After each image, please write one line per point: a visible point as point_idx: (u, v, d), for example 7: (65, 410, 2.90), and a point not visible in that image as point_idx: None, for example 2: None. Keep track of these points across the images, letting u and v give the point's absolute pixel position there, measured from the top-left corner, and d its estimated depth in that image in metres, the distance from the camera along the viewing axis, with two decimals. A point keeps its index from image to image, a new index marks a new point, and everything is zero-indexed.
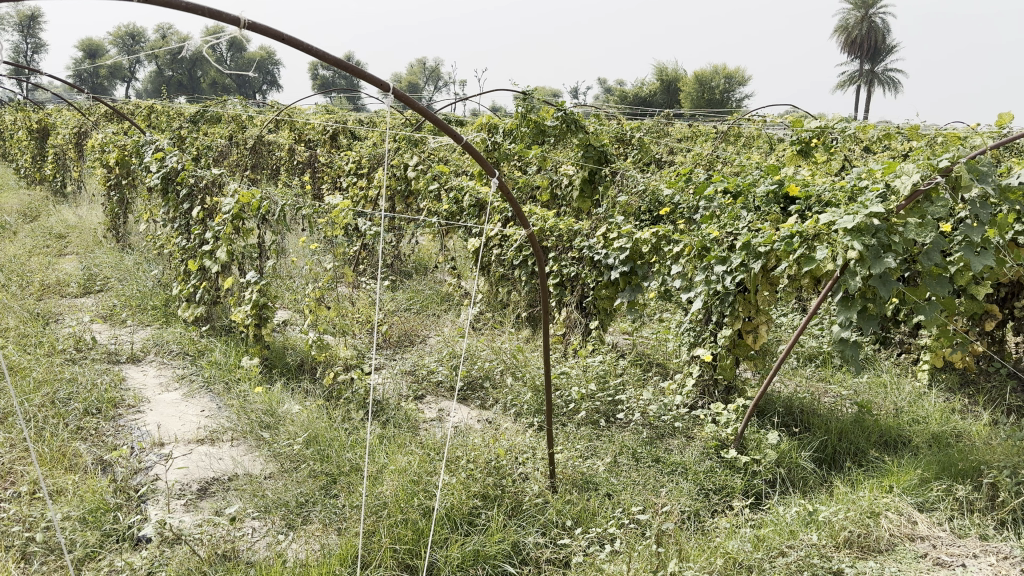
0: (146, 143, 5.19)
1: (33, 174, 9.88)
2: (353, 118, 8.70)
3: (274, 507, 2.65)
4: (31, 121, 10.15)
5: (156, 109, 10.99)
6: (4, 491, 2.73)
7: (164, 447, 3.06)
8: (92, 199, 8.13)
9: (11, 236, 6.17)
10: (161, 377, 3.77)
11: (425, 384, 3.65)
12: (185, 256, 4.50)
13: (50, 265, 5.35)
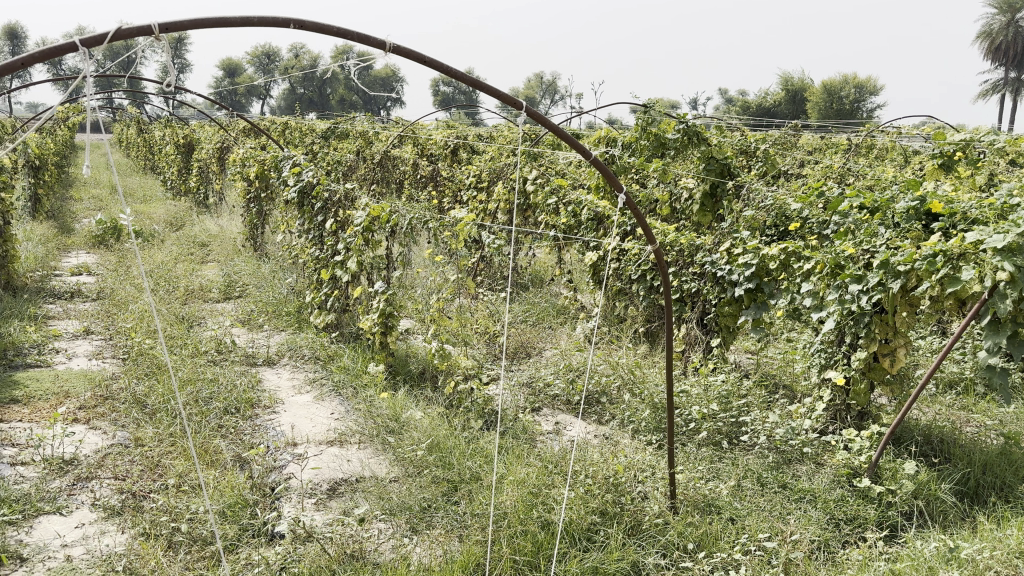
0: (283, 159, 5.49)
1: (180, 187, 10.61)
2: (475, 132, 8.91)
3: (399, 510, 2.71)
4: (179, 137, 10.94)
5: (289, 125, 11.58)
6: (153, 483, 2.93)
7: (296, 447, 3.21)
8: (231, 210, 8.67)
9: (160, 244, 6.65)
10: (294, 380, 3.96)
11: (542, 396, 3.66)
12: (318, 265, 4.72)
13: (195, 271, 5.73)
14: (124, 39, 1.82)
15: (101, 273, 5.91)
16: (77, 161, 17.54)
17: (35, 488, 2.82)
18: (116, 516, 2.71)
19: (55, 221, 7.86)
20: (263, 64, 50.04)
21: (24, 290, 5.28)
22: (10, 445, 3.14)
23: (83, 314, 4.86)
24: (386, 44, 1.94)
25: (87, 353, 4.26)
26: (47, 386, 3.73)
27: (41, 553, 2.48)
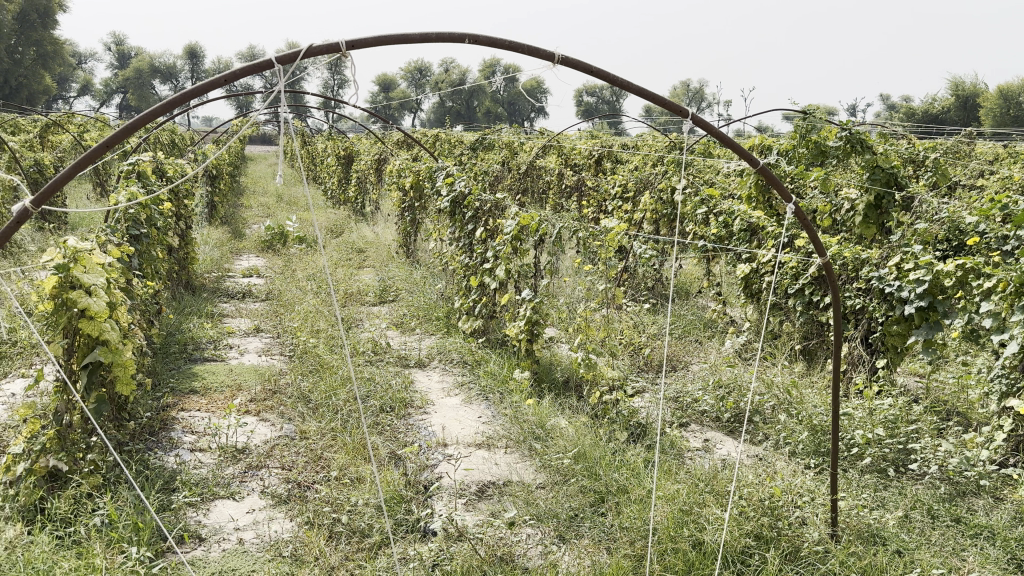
0: (437, 170, 5.71)
1: (340, 196, 11.28)
2: (621, 142, 8.91)
3: (547, 517, 2.72)
4: (339, 150, 11.63)
5: (440, 138, 12.02)
6: (316, 474, 3.10)
7: (447, 447, 3.32)
8: (385, 218, 9.09)
9: (321, 250, 7.08)
10: (444, 383, 4.10)
11: (690, 412, 3.59)
12: (467, 272, 4.87)
13: (353, 276, 6.06)
14: (313, 55, 1.99)
15: (269, 275, 6.35)
16: (250, 173, 18.99)
17: (212, 473, 3.05)
18: (283, 504, 2.88)
19: (229, 227, 8.54)
20: (416, 79, 52.40)
21: (203, 290, 5.76)
22: (191, 432, 3.42)
23: (254, 313, 5.23)
24: (555, 55, 2.01)
25: (257, 349, 4.57)
26: (223, 379, 4.04)
27: (218, 534, 2.68)
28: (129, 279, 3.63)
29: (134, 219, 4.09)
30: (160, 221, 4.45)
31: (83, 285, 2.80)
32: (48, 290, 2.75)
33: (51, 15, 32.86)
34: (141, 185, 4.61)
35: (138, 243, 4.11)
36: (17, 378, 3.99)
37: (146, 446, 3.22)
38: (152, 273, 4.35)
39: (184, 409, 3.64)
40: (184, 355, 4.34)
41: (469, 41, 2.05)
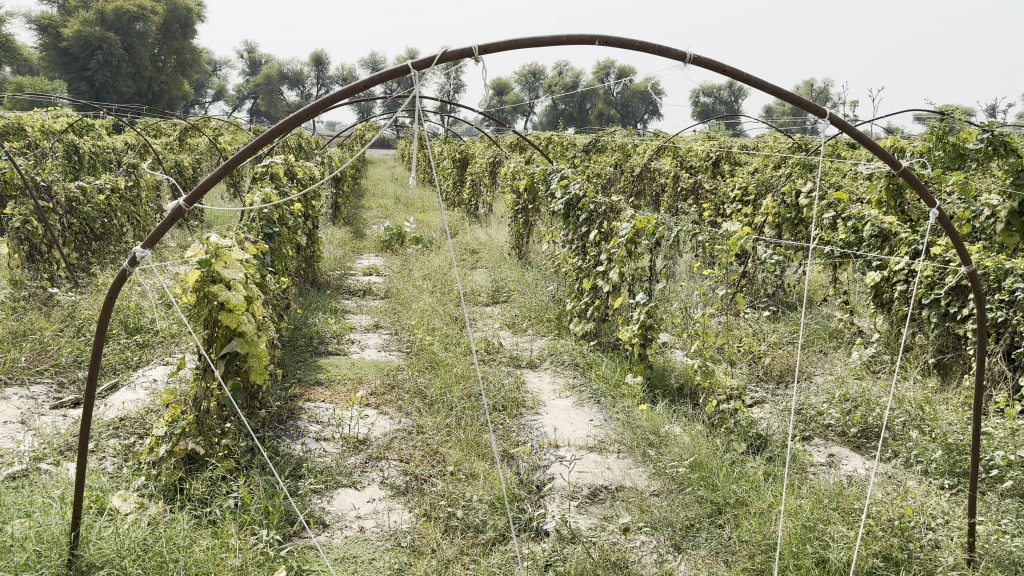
0: (551, 172, 5.76)
1: (455, 198, 11.55)
2: (739, 144, 8.72)
3: (662, 525, 2.69)
4: (455, 153, 11.92)
5: (553, 141, 12.10)
6: (433, 468, 3.19)
7: (559, 449, 3.35)
8: (498, 220, 9.24)
9: (437, 251, 7.27)
10: (555, 385, 4.13)
11: (813, 425, 3.48)
12: (581, 275, 4.90)
13: (468, 277, 6.21)
14: (448, 59, 2.10)
15: (387, 274, 6.57)
16: (368, 175, 19.69)
17: (336, 462, 3.19)
18: (401, 496, 2.98)
19: (350, 227, 8.90)
20: (529, 82, 53.01)
21: (327, 287, 6.03)
22: (316, 422, 3.59)
23: (373, 310, 5.43)
24: (686, 55, 2.05)
25: (376, 345, 4.74)
26: (345, 372, 4.21)
27: (340, 521, 2.80)
28: (263, 274, 3.85)
29: (267, 219, 4.33)
30: (290, 220, 4.69)
31: (224, 280, 2.98)
32: (191, 283, 2.95)
33: (189, 25, 35.14)
34: (273, 186, 4.88)
35: (270, 240, 4.35)
36: (159, 365, 4.30)
37: (275, 434, 3.40)
38: (282, 269, 4.59)
39: (309, 400, 3.83)
40: (309, 348, 4.56)
41: (601, 45, 2.12)
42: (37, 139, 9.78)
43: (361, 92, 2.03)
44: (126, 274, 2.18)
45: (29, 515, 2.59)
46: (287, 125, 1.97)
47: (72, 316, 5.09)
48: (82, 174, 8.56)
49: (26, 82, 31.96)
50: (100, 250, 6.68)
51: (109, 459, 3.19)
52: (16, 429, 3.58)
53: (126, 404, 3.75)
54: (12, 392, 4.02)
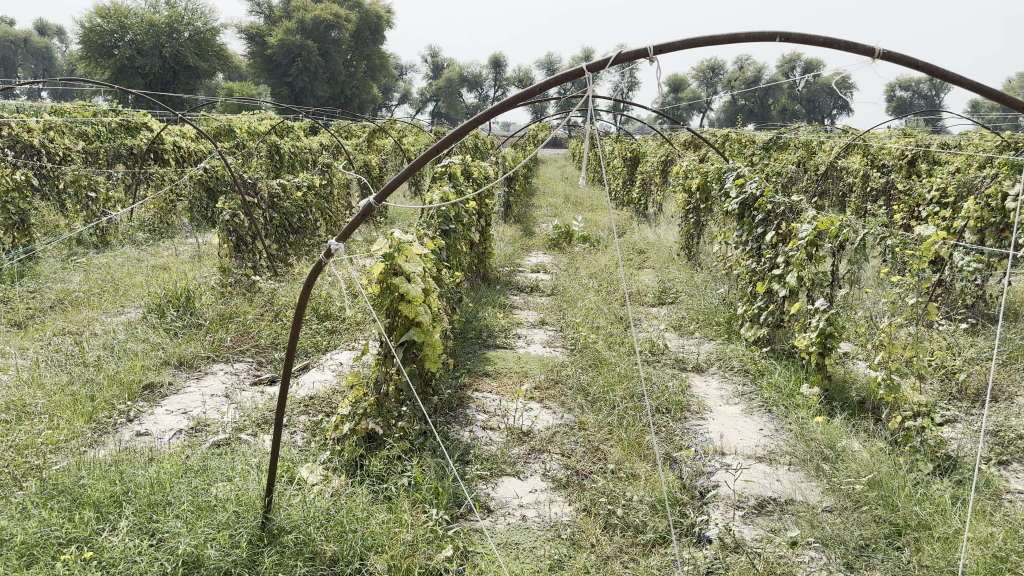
0: (726, 171, 5.63)
1: (626, 197, 11.54)
2: (937, 141, 8.09)
3: (834, 543, 2.57)
4: (627, 151, 11.92)
5: (729, 138, 11.78)
6: (595, 464, 3.23)
7: (725, 456, 3.29)
8: (668, 220, 9.13)
9: (605, 250, 7.32)
10: (723, 391, 4.05)
11: (1012, 449, 3.18)
12: (754, 278, 4.76)
13: (634, 277, 6.23)
14: (623, 60, 2.13)
15: (555, 271, 6.69)
16: (541, 173, 20.08)
17: (501, 452, 3.31)
18: (563, 489, 3.05)
19: (521, 225, 9.15)
20: (707, 78, 51.68)
21: (497, 282, 6.25)
22: (483, 411, 3.75)
23: (541, 306, 5.56)
24: (874, 51, 1.96)
25: (542, 340, 4.85)
26: (512, 365, 4.35)
27: (504, 508, 2.91)
28: (440, 269, 4.07)
29: (444, 216, 4.56)
30: (466, 218, 4.91)
31: (405, 273, 3.18)
32: (376, 275, 3.19)
33: (378, 31, 37.29)
34: (451, 185, 5.13)
35: (447, 237, 4.58)
36: (345, 350, 4.64)
37: (446, 420, 3.59)
38: (457, 264, 4.81)
39: (478, 390, 4.00)
40: (479, 341, 4.76)
41: (783, 42, 2.07)
42: (246, 139, 10.80)
43: (538, 94, 2.10)
44: (321, 264, 2.38)
45: (231, 479, 2.90)
46: (468, 126, 2.07)
47: (271, 301, 5.60)
48: (283, 171, 9.36)
49: (236, 87, 35.26)
50: (297, 242, 7.30)
51: (299, 434, 3.49)
52: (222, 401, 4.01)
53: (315, 384, 4.09)
54: (219, 369, 4.50)
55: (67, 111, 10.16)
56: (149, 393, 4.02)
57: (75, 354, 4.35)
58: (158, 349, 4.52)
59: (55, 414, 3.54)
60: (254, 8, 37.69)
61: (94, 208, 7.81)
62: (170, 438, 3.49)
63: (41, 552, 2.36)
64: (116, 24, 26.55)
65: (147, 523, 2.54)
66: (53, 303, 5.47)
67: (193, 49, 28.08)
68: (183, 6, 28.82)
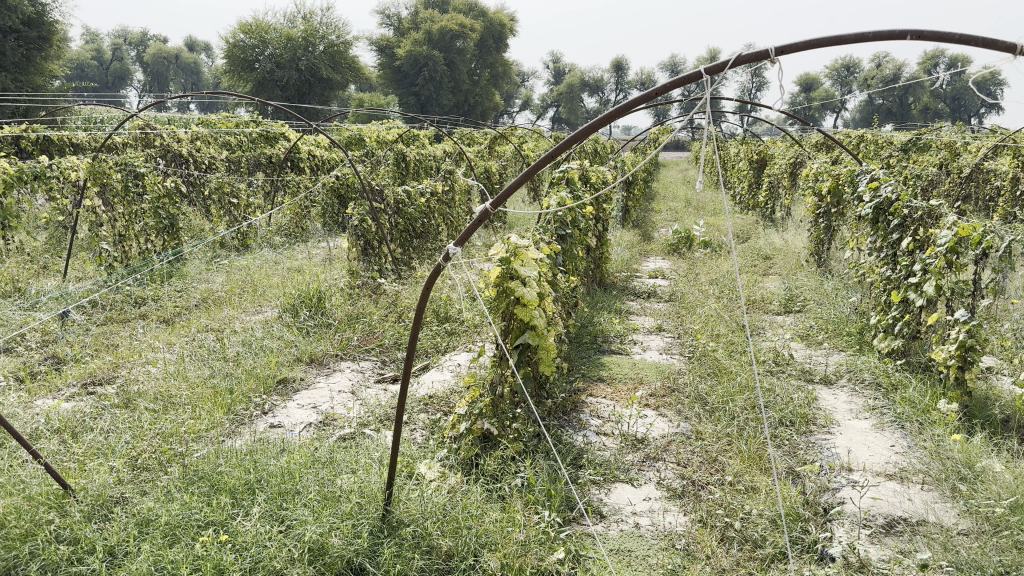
0: (860, 174, 5.39)
1: (751, 202, 11.23)
2: None
3: (969, 568, 2.42)
4: (754, 154, 11.61)
5: (865, 139, 11.23)
6: (711, 475, 3.18)
7: (852, 472, 3.15)
8: (796, 224, 8.81)
9: (727, 256, 7.15)
10: (851, 405, 3.88)
11: None
12: (889, 286, 4.53)
13: (759, 284, 6.07)
14: (742, 64, 2.10)
15: (674, 277, 6.61)
16: (664, 177, 19.85)
17: (615, 457, 3.31)
18: (678, 499, 3.01)
19: (641, 230, 9.09)
20: (842, 77, 49.43)
21: (614, 288, 6.24)
22: (597, 416, 3.76)
23: (658, 312, 5.51)
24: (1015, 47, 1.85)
25: (659, 347, 4.81)
26: (627, 371, 4.34)
27: (617, 514, 2.91)
28: (556, 273, 4.11)
29: (561, 221, 4.61)
30: (583, 223, 4.94)
31: (520, 277, 3.25)
32: (493, 278, 3.28)
33: (501, 39, 37.87)
34: (569, 190, 5.17)
35: (564, 241, 4.62)
36: (463, 351, 4.77)
37: (559, 423, 3.63)
38: (574, 269, 4.85)
39: (592, 395, 4.02)
40: (594, 345, 4.77)
41: (914, 40, 1.98)
42: (375, 148, 11.27)
43: (656, 97, 2.10)
44: (441, 267, 2.46)
45: (355, 471, 3.04)
46: (583, 132, 2.10)
47: (395, 303, 5.81)
48: (409, 178, 9.70)
49: (366, 98, 36.76)
50: (421, 246, 7.55)
51: (419, 431, 3.62)
52: (348, 397, 4.21)
53: (434, 384, 4.23)
54: (346, 366, 4.73)
55: (214, 122, 10.93)
56: (282, 388, 4.28)
57: (217, 349, 4.68)
58: (290, 347, 4.80)
59: (198, 405, 3.83)
60: (384, 21, 39.24)
61: (236, 213, 8.38)
62: (300, 431, 3.70)
63: (182, 532, 2.58)
64: (258, 39, 28.24)
65: (277, 510, 2.71)
66: (198, 302, 5.90)
67: (326, 62, 29.47)
68: (318, 21, 30.27)
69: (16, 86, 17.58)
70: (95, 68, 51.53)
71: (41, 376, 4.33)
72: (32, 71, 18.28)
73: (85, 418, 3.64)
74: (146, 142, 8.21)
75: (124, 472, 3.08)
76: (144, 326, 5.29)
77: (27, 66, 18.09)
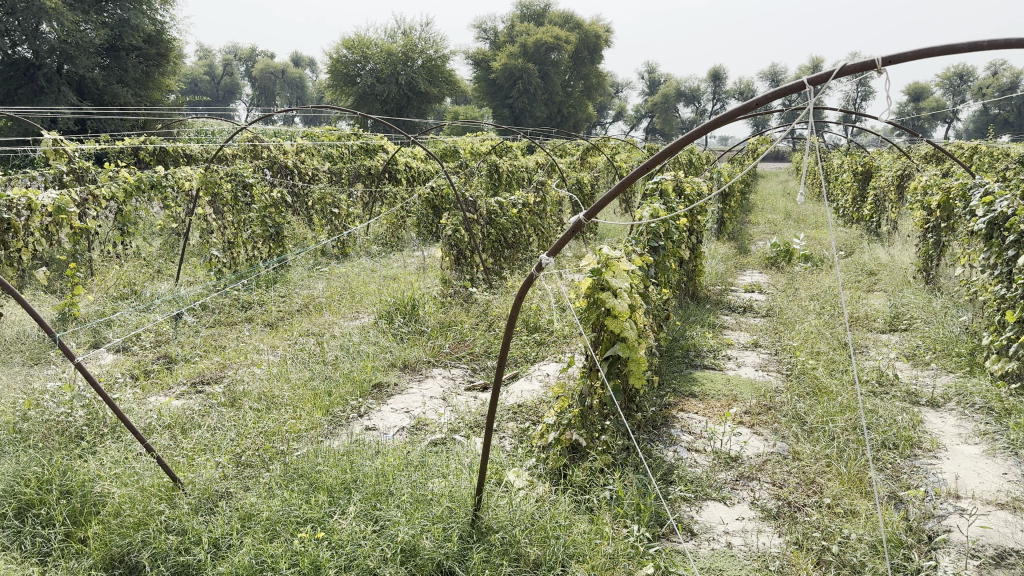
0: (972, 188, 5.15)
1: (855, 215, 10.86)
2: None
3: None
4: (858, 165, 11.22)
5: (979, 150, 10.68)
6: (808, 497, 3.10)
7: (960, 499, 3.01)
8: (903, 239, 8.45)
9: (828, 270, 6.93)
10: (960, 429, 3.70)
11: None
12: (1003, 305, 4.30)
13: (862, 300, 5.87)
14: (848, 74, 2.05)
15: (772, 292, 6.47)
16: (762, 189, 19.38)
17: (707, 475, 3.27)
18: (772, 520, 2.95)
19: (736, 243, 8.93)
20: (955, 85, 47.11)
21: (708, 302, 6.15)
22: (689, 432, 3.72)
23: (754, 328, 5.39)
24: None
25: (754, 363, 4.71)
26: (721, 387, 4.27)
27: (708, 532, 2.87)
28: (647, 285, 4.10)
29: (654, 233, 4.60)
30: (676, 235, 4.90)
31: (612, 288, 3.28)
32: (584, 289, 3.32)
33: (595, 50, 37.89)
34: (662, 202, 5.14)
35: (656, 253, 4.60)
36: (553, 361, 4.80)
37: (650, 437, 3.62)
38: (666, 281, 4.82)
39: (683, 410, 3.98)
40: (686, 360, 4.72)
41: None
42: (469, 160, 11.49)
43: (755, 108, 2.08)
44: (533, 277, 2.49)
45: (445, 476, 3.11)
46: (680, 143, 2.09)
47: (486, 312, 5.90)
48: (502, 190, 9.84)
49: (461, 111, 37.44)
50: (512, 256, 7.64)
51: (508, 439, 3.68)
52: (440, 403, 4.30)
53: (523, 393, 4.27)
54: (438, 373, 4.83)
55: (317, 135, 11.37)
56: (377, 392, 4.42)
57: (316, 353, 4.87)
58: (386, 353, 4.95)
59: (298, 406, 4.00)
60: (481, 35, 39.95)
61: (337, 223, 8.71)
62: (393, 434, 3.81)
63: (282, 528, 2.71)
64: (360, 55, 29.28)
65: (371, 510, 2.81)
66: (300, 306, 6.16)
67: (425, 76, 30.19)
68: (417, 35, 31.02)
69: (137, 100, 18.76)
70: (208, 83, 54.37)
71: (155, 374, 4.62)
72: (151, 86, 19.45)
73: (194, 414, 3.86)
74: (254, 154, 8.63)
75: (229, 467, 3.25)
76: (249, 329, 5.56)
77: (147, 81, 19.26)
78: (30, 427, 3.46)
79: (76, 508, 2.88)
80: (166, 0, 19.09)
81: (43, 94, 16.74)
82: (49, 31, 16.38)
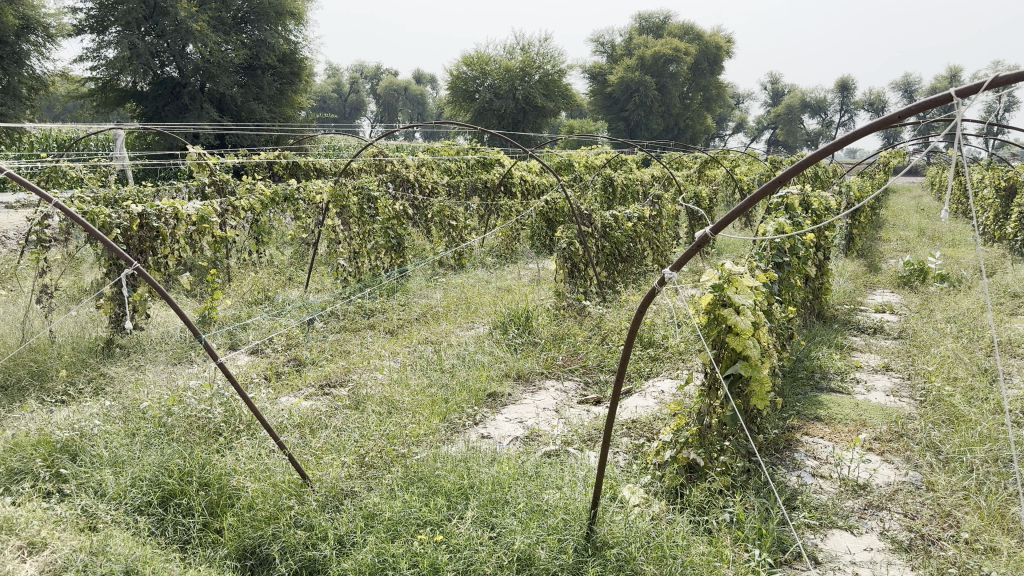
0: None
1: (997, 234, 10.18)
2: None
3: None
4: (1002, 180, 10.53)
5: None
6: (944, 531, 2.95)
7: None
8: None
9: (968, 291, 6.53)
10: None
11: None
12: None
13: (1005, 324, 5.50)
14: (999, 85, 1.94)
15: (903, 313, 6.16)
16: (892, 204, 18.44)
17: (833, 502, 3.15)
18: (903, 552, 2.82)
19: (863, 260, 8.56)
20: None
21: (834, 322, 5.93)
22: (813, 457, 3.60)
23: (886, 350, 5.15)
24: None
25: (885, 387, 4.50)
26: (848, 412, 4.11)
27: (834, 561, 2.76)
28: (771, 302, 4.01)
29: (778, 248, 4.48)
30: (802, 250, 4.76)
31: (733, 304, 3.22)
32: (705, 305, 3.30)
33: (716, 62, 37.11)
34: (787, 217, 5.01)
35: (780, 270, 4.49)
36: (668, 378, 4.75)
37: (772, 461, 3.53)
38: (790, 298, 4.69)
39: (808, 435, 3.86)
40: (810, 382, 4.57)
41: None
42: (584, 173, 11.54)
43: (895, 121, 2.00)
44: (655, 291, 2.48)
45: (559, 487, 3.15)
46: (812, 157, 2.04)
47: (599, 326, 5.90)
48: (616, 203, 9.83)
49: (576, 125, 37.52)
50: (627, 270, 7.62)
51: (622, 454, 3.68)
52: (553, 415, 4.34)
53: (638, 409, 4.25)
54: (551, 385, 4.88)
55: (437, 149, 11.73)
56: (492, 401, 4.52)
57: (434, 361, 5.03)
58: (501, 363, 5.05)
59: (417, 411, 4.15)
60: (597, 49, 40.17)
61: (455, 234, 8.96)
62: (508, 443, 3.89)
63: (403, 529, 2.82)
64: (478, 72, 30.20)
65: (487, 517, 2.88)
66: (419, 315, 6.36)
67: (542, 90, 30.50)
68: (535, 51, 31.44)
69: (271, 117, 19.93)
70: (335, 99, 56.99)
71: (285, 376, 4.90)
72: (285, 103, 20.60)
73: (322, 415, 4.06)
74: (379, 168, 8.99)
75: (353, 468, 3.40)
76: (372, 335, 5.79)
77: (281, 99, 20.43)
78: (173, 422, 3.72)
79: (213, 500, 3.10)
80: (300, 22, 20.25)
81: (188, 111, 18.06)
82: (194, 52, 17.65)
